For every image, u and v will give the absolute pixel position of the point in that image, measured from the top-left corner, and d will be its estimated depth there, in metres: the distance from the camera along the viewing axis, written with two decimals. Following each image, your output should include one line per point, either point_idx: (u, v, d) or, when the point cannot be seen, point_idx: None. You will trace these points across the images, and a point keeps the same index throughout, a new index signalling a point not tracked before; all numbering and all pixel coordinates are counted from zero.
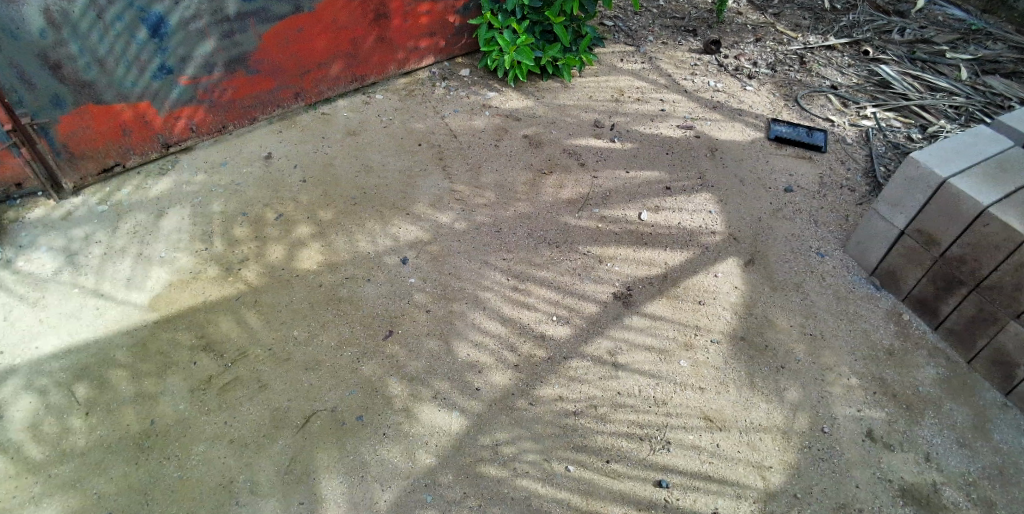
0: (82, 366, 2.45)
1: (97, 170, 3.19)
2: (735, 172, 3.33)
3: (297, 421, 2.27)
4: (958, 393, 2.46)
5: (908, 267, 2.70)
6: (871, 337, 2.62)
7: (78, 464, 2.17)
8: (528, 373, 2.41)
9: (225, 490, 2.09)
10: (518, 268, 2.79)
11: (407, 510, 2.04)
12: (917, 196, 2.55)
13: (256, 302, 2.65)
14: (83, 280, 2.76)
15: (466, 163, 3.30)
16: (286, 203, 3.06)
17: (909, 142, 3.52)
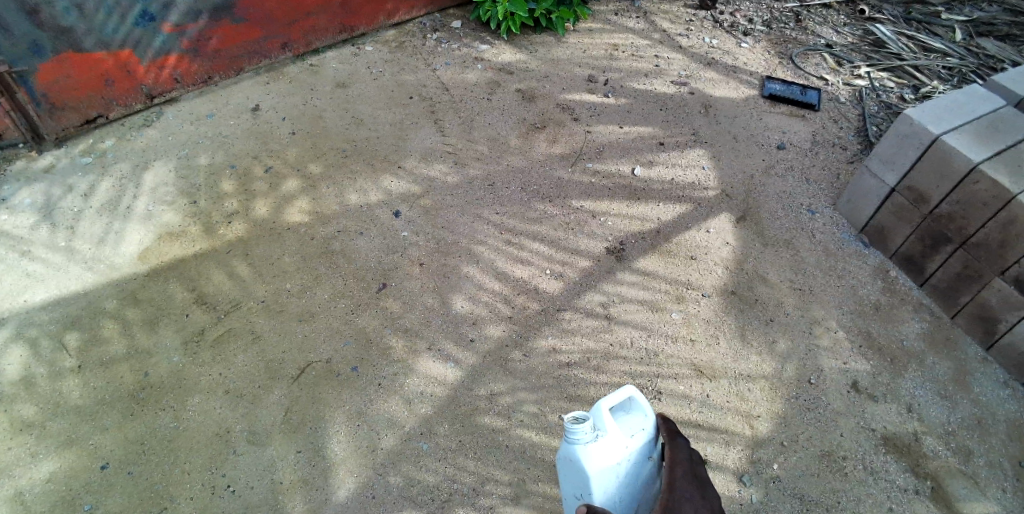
0: (73, 318, 2.42)
1: (80, 121, 3.11)
2: (729, 129, 3.31)
3: (293, 372, 2.27)
4: (941, 347, 2.52)
5: (897, 224, 2.72)
6: (859, 293, 2.66)
7: (73, 417, 2.17)
8: (522, 325, 2.43)
9: (222, 440, 2.11)
10: (511, 223, 2.78)
11: (404, 459, 2.07)
12: (909, 153, 2.56)
13: (248, 254, 2.62)
14: (69, 234, 2.71)
15: (459, 116, 3.25)
16: (274, 156, 3.01)
17: (901, 102, 3.51)
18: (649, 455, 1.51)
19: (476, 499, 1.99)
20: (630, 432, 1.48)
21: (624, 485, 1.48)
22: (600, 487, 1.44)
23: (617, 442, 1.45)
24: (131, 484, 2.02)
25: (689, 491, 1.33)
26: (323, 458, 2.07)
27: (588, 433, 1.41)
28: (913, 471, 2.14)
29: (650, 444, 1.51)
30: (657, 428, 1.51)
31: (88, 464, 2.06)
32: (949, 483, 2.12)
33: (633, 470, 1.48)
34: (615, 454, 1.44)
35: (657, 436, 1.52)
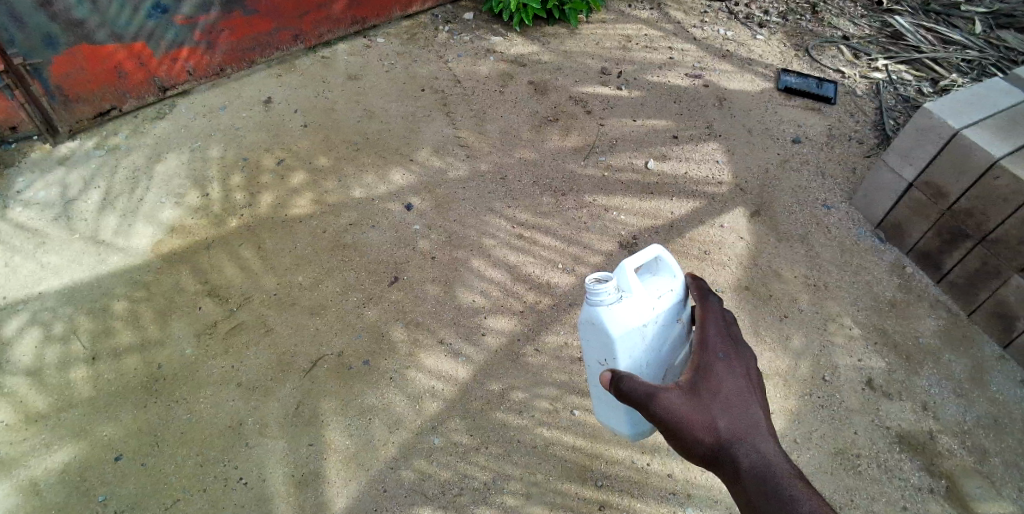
0: (87, 310, 2.44)
1: (93, 114, 3.12)
2: (744, 123, 3.27)
3: (304, 365, 2.28)
4: (958, 344, 2.48)
5: (915, 219, 2.68)
6: (874, 289, 2.63)
7: (87, 408, 2.19)
8: (534, 320, 2.42)
9: (234, 432, 2.12)
10: (523, 216, 2.76)
11: (414, 453, 2.07)
12: (928, 147, 2.52)
13: (260, 247, 2.63)
14: (83, 225, 2.73)
15: (471, 109, 3.23)
16: (286, 149, 3.01)
17: (919, 95, 3.45)
18: (675, 313, 1.53)
19: (486, 494, 1.99)
20: (658, 292, 1.48)
21: (651, 344, 1.50)
22: (628, 345, 1.45)
23: (643, 301, 1.45)
24: (144, 475, 2.03)
25: (722, 349, 1.40)
26: (334, 451, 2.08)
27: (613, 291, 1.42)
28: (927, 470, 2.12)
29: (678, 305, 1.52)
30: (682, 287, 1.53)
31: (102, 454, 2.08)
32: (965, 483, 2.10)
33: (659, 329, 1.49)
34: (640, 311, 1.45)
35: (681, 294, 1.53)
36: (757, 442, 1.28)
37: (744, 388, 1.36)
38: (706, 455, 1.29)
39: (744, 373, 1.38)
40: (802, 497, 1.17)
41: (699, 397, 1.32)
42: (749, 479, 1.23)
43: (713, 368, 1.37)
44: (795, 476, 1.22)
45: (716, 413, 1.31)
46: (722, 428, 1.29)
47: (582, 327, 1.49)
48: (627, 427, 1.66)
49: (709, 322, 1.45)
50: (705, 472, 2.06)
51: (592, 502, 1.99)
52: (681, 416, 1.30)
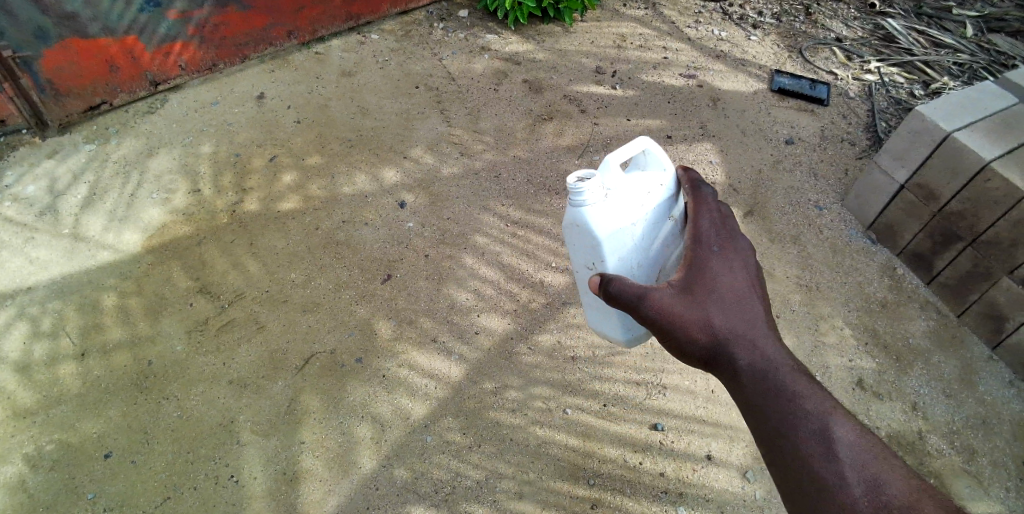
0: (77, 305, 2.42)
1: (84, 108, 3.09)
2: (737, 123, 3.28)
3: (297, 363, 2.27)
4: (948, 345, 2.50)
5: (906, 221, 2.70)
6: (866, 290, 2.65)
7: (76, 404, 2.17)
8: (528, 319, 2.42)
9: (226, 430, 2.11)
10: (517, 215, 2.76)
11: (407, 451, 2.07)
12: (920, 149, 2.54)
13: (252, 244, 2.61)
14: (73, 220, 2.70)
15: (465, 107, 3.22)
16: (279, 145, 2.99)
17: (911, 98, 3.47)
18: (660, 214, 1.57)
19: (479, 492, 1.99)
20: (647, 188, 1.55)
21: (639, 244, 1.54)
22: (614, 246, 1.50)
23: (631, 197, 1.51)
24: (134, 473, 2.02)
25: (717, 245, 1.44)
26: (327, 448, 2.07)
27: (594, 191, 1.45)
28: (917, 469, 2.14)
29: (668, 201, 1.59)
30: (665, 187, 1.57)
31: (91, 452, 2.06)
32: (954, 482, 2.12)
33: (644, 229, 1.54)
34: (623, 210, 1.50)
35: (665, 195, 1.57)
36: (754, 334, 1.33)
37: (741, 282, 1.39)
38: (705, 351, 1.35)
39: (740, 267, 1.41)
40: (801, 391, 1.24)
41: (694, 296, 1.37)
42: (749, 373, 1.29)
43: (708, 265, 1.40)
44: (793, 368, 1.29)
45: (712, 311, 1.35)
46: (719, 324, 1.34)
47: (568, 232, 1.54)
48: (622, 332, 1.71)
49: (700, 220, 1.48)
50: (697, 471, 2.07)
51: (585, 500, 1.99)
52: (678, 316, 1.36)
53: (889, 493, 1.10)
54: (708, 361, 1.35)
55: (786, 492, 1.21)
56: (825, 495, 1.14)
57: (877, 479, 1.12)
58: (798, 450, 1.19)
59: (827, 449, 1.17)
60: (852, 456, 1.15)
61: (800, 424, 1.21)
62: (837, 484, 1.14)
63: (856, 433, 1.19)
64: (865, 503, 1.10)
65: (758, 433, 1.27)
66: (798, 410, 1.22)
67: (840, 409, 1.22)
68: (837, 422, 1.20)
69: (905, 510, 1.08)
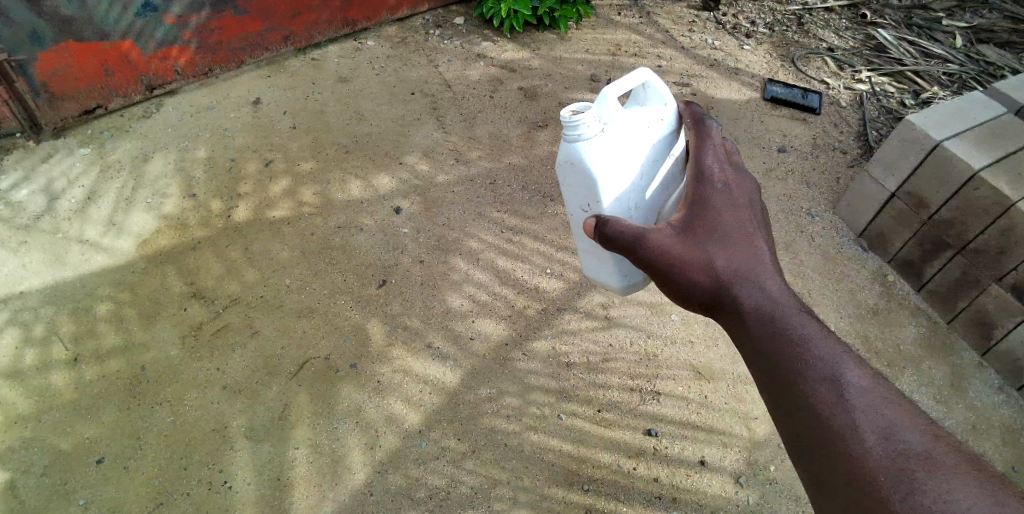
0: (70, 310, 2.41)
1: (78, 111, 3.09)
2: (730, 131, 3.31)
3: (291, 368, 2.27)
4: (938, 352, 2.53)
5: (897, 229, 2.73)
6: (857, 297, 2.67)
7: (69, 409, 2.16)
8: (522, 325, 2.43)
9: (220, 435, 2.10)
10: (512, 221, 2.77)
11: (402, 457, 2.07)
12: (910, 158, 2.57)
13: (247, 249, 2.61)
14: (66, 225, 2.69)
15: (461, 113, 3.24)
16: (275, 150, 2.99)
17: (901, 107, 3.52)
18: (659, 151, 1.50)
19: (474, 498, 1.99)
20: (648, 121, 1.47)
21: (637, 183, 1.47)
22: (612, 185, 1.42)
23: (629, 129, 1.43)
24: (127, 478, 2.01)
25: (720, 182, 1.40)
26: (322, 453, 2.07)
27: (592, 124, 1.37)
28: None
29: (670, 137, 1.52)
30: (664, 123, 1.50)
31: (84, 457, 2.05)
32: None
33: (643, 167, 1.47)
34: (622, 145, 1.42)
35: (664, 131, 1.50)
36: (758, 275, 1.29)
37: (746, 225, 1.35)
38: (706, 293, 1.31)
39: (743, 206, 1.38)
40: (809, 334, 1.17)
41: (694, 236, 1.33)
42: (752, 315, 1.24)
43: (709, 203, 1.36)
44: (800, 310, 1.24)
45: (714, 252, 1.31)
46: (721, 265, 1.30)
47: (563, 171, 1.45)
48: (618, 278, 1.64)
49: (701, 155, 1.43)
50: (691, 476, 2.08)
51: (580, 506, 2.00)
52: (677, 256, 1.32)
53: (908, 441, 1.00)
54: (710, 304, 1.31)
55: (794, 442, 1.12)
56: (835, 444, 1.04)
57: (893, 426, 1.02)
58: (806, 397, 1.10)
59: (839, 395, 1.08)
60: (868, 398, 1.07)
61: (810, 369, 1.13)
62: (848, 431, 1.04)
63: (870, 379, 1.10)
64: (880, 451, 1.00)
65: (763, 379, 1.19)
66: (806, 353, 1.15)
67: (852, 354, 1.14)
68: (850, 368, 1.11)
69: (924, 459, 0.98)
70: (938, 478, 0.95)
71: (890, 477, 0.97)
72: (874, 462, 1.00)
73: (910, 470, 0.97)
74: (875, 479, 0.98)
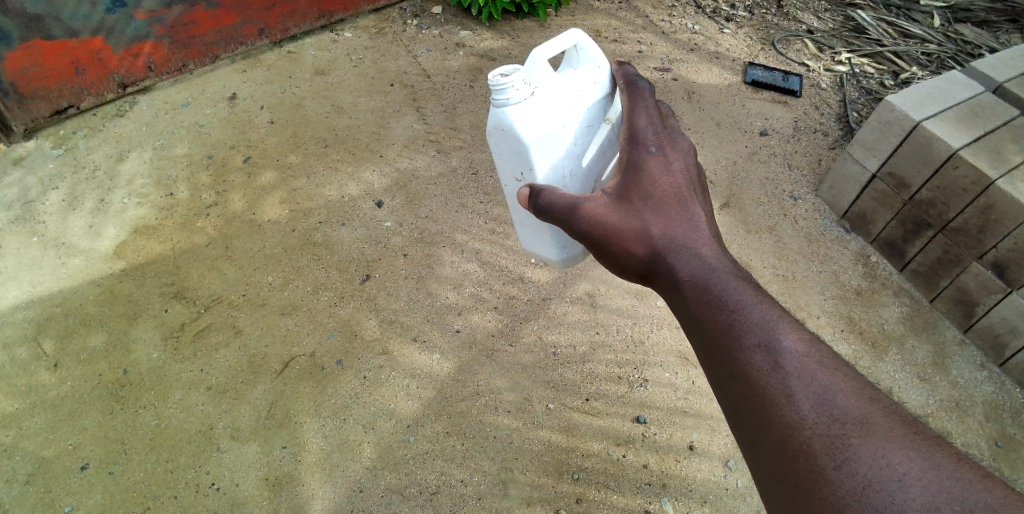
0: (48, 315, 2.36)
1: (50, 111, 3.02)
2: (712, 116, 3.31)
3: (276, 367, 2.24)
4: (921, 330, 2.56)
5: (878, 210, 2.75)
6: (841, 278, 2.69)
7: (50, 416, 2.12)
8: (509, 316, 2.42)
9: (205, 437, 2.08)
10: (496, 212, 2.75)
11: (392, 453, 2.06)
12: (890, 139, 2.59)
13: (227, 247, 2.57)
14: (43, 228, 2.63)
15: (441, 103, 3.20)
16: (253, 146, 2.94)
17: (881, 88, 3.54)
18: (592, 116, 1.53)
19: (464, 491, 2.00)
20: (581, 85, 1.51)
21: (570, 150, 1.49)
22: (544, 152, 1.43)
23: (557, 92, 1.45)
24: (112, 483, 1.98)
25: (654, 146, 1.42)
26: (312, 451, 2.06)
27: (520, 88, 1.37)
28: None
29: (604, 100, 1.56)
30: (596, 86, 1.53)
31: (67, 464, 2.02)
32: None
33: (575, 133, 1.49)
34: (552, 108, 1.43)
35: (597, 94, 1.53)
36: (692, 243, 1.31)
37: (682, 191, 1.38)
38: (642, 263, 1.34)
39: (678, 171, 1.40)
40: (743, 300, 1.18)
41: (630, 204, 1.35)
42: (687, 282, 1.26)
43: (643, 170, 1.39)
44: (734, 276, 1.24)
45: (647, 218, 1.34)
46: (657, 234, 1.32)
47: (493, 138, 1.44)
48: (556, 250, 1.67)
49: (634, 118, 1.45)
50: (680, 462, 2.09)
51: (570, 495, 2.01)
52: (612, 225, 1.34)
53: (842, 406, 1.00)
54: (646, 272, 1.34)
55: (731, 411, 1.12)
56: (771, 413, 1.04)
57: (828, 391, 1.02)
58: (742, 364, 1.10)
59: (773, 363, 1.08)
60: (803, 364, 1.06)
61: (745, 337, 1.13)
62: (784, 398, 1.04)
63: (805, 343, 1.10)
64: (816, 419, 1.00)
65: (700, 347, 1.19)
66: (740, 320, 1.15)
67: (787, 319, 1.14)
68: (784, 333, 1.11)
69: (860, 424, 0.97)
70: (873, 442, 0.95)
71: (826, 443, 0.97)
72: (810, 431, 0.99)
73: (846, 436, 0.97)
74: (810, 447, 0.98)
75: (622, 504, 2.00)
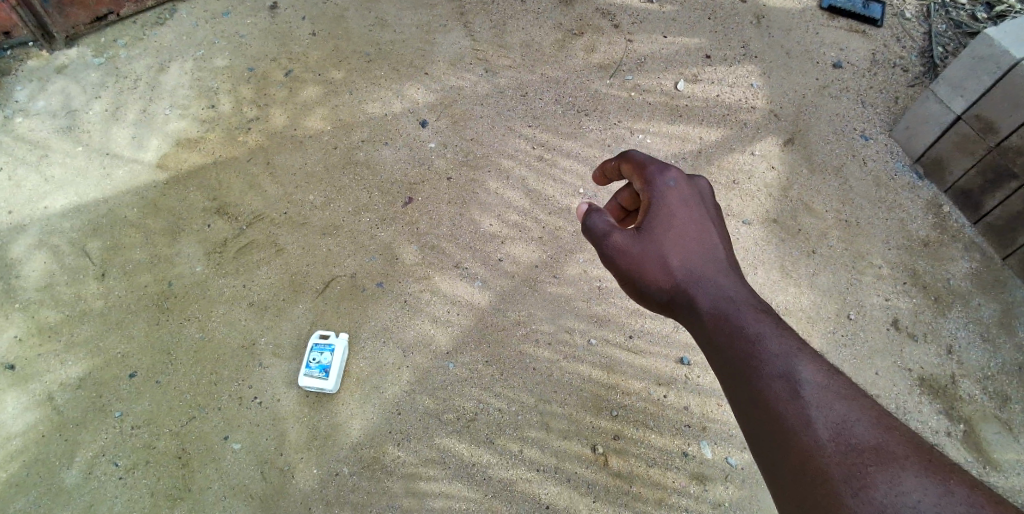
0: (94, 226, 2.37)
1: (90, 18, 2.89)
2: (783, 43, 3.02)
3: (317, 286, 2.24)
4: (990, 287, 2.40)
5: (958, 155, 2.52)
6: (908, 227, 2.51)
7: (99, 324, 2.16)
8: (554, 248, 2.33)
9: (248, 352, 2.11)
10: (545, 138, 2.62)
11: (431, 378, 2.06)
12: (983, 78, 2.34)
13: (269, 163, 2.52)
14: (87, 137, 2.60)
15: (490, 19, 2.99)
16: (295, 59, 2.83)
17: (973, 21, 3.14)
18: None
19: (502, 420, 2.00)
20: None
21: None
22: None
23: None
24: (160, 392, 2.04)
25: (672, 181, 1.42)
26: (351, 373, 2.07)
27: None
28: (946, 413, 2.14)
29: None
30: None
31: (116, 371, 2.08)
32: (982, 428, 2.12)
33: None
34: None
35: None
36: (713, 275, 1.32)
37: (702, 228, 1.39)
38: (663, 293, 1.35)
39: (696, 205, 1.41)
40: (763, 331, 1.18)
41: (651, 235, 1.38)
42: (708, 313, 1.27)
43: (664, 205, 1.40)
44: (753, 307, 1.25)
45: (668, 253, 1.36)
46: (677, 266, 1.34)
47: None
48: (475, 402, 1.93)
49: (646, 161, 1.45)
50: (722, 407, 2.05)
51: (608, 431, 2.00)
52: (635, 256, 1.38)
53: (860, 435, 0.99)
54: (668, 304, 1.35)
55: (752, 439, 1.11)
56: (790, 442, 1.03)
57: (846, 419, 1.02)
58: (762, 395, 1.10)
59: (792, 392, 1.08)
60: (820, 395, 1.06)
61: (766, 368, 1.12)
62: (802, 427, 1.03)
63: (823, 374, 1.09)
64: (834, 447, 0.99)
65: (725, 377, 1.18)
66: (761, 351, 1.15)
67: (807, 350, 1.14)
68: (803, 364, 1.11)
69: (876, 453, 0.96)
70: (888, 469, 0.94)
71: (843, 471, 0.96)
72: (828, 458, 0.99)
73: (863, 464, 0.96)
74: (828, 474, 0.97)
75: (659, 444, 1.98)
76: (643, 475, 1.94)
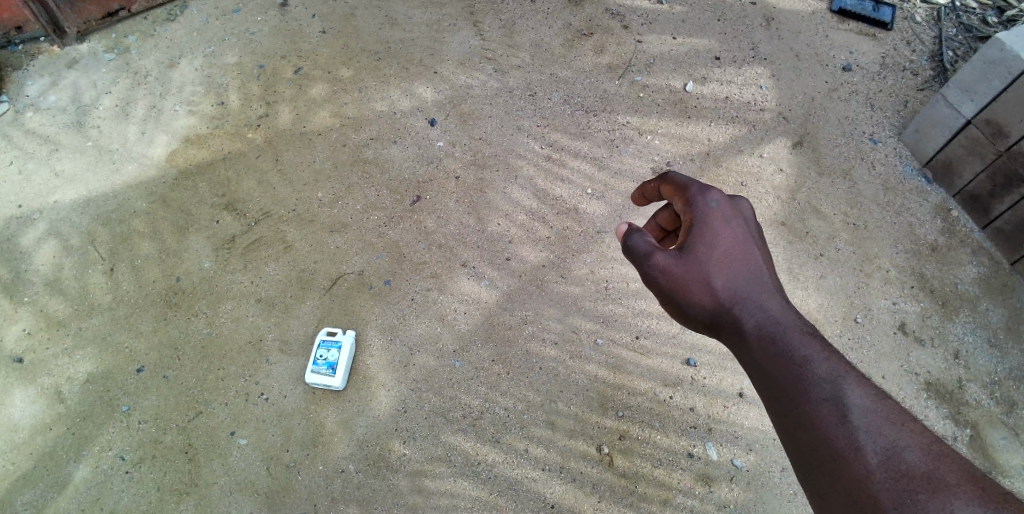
0: (104, 220, 2.38)
1: (101, 14, 2.91)
2: (792, 46, 3.01)
3: (325, 283, 2.24)
4: (999, 293, 2.38)
5: (967, 159, 2.50)
6: (916, 232, 2.50)
7: (107, 318, 2.17)
8: (561, 248, 2.33)
9: (255, 348, 2.11)
10: (553, 137, 2.62)
11: (438, 376, 2.06)
12: (993, 82, 2.33)
13: (278, 161, 2.53)
14: (97, 132, 2.61)
15: (499, 19, 2.99)
16: (305, 57, 2.83)
17: (984, 26, 3.12)
18: None
19: (507, 419, 2.00)
20: None
21: None
22: None
23: None
24: (167, 387, 2.05)
25: (715, 202, 1.42)
26: (357, 370, 2.08)
27: None
28: (954, 418, 2.13)
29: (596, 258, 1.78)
30: None
31: (124, 366, 2.08)
32: (990, 433, 2.11)
33: None
34: None
35: None
36: (758, 295, 1.32)
37: (746, 249, 1.38)
38: (706, 312, 1.36)
39: (740, 226, 1.41)
40: (810, 354, 1.18)
41: (695, 256, 1.38)
42: (752, 334, 1.28)
43: (706, 226, 1.39)
44: (799, 329, 1.25)
45: (712, 274, 1.36)
46: (721, 287, 1.35)
47: None
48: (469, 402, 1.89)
49: (689, 183, 1.45)
50: (729, 408, 2.04)
51: (614, 431, 2.00)
52: (679, 277, 1.38)
53: (910, 461, 0.99)
54: (712, 323, 1.36)
55: (799, 460, 1.14)
56: (839, 467, 1.05)
57: (896, 446, 1.02)
58: (810, 418, 1.12)
59: (840, 416, 1.09)
60: (871, 420, 1.06)
61: (812, 391, 1.13)
62: (851, 453, 1.04)
63: (872, 397, 1.09)
64: (884, 474, 1.00)
65: (769, 395, 1.21)
66: (808, 374, 1.16)
67: (854, 372, 1.14)
68: (852, 389, 1.11)
69: (927, 481, 0.96)
70: (940, 498, 0.93)
71: (892, 498, 0.97)
72: (877, 484, 0.99)
73: (913, 492, 0.96)
74: (878, 501, 0.98)
75: (666, 445, 1.98)
76: (649, 475, 1.93)
